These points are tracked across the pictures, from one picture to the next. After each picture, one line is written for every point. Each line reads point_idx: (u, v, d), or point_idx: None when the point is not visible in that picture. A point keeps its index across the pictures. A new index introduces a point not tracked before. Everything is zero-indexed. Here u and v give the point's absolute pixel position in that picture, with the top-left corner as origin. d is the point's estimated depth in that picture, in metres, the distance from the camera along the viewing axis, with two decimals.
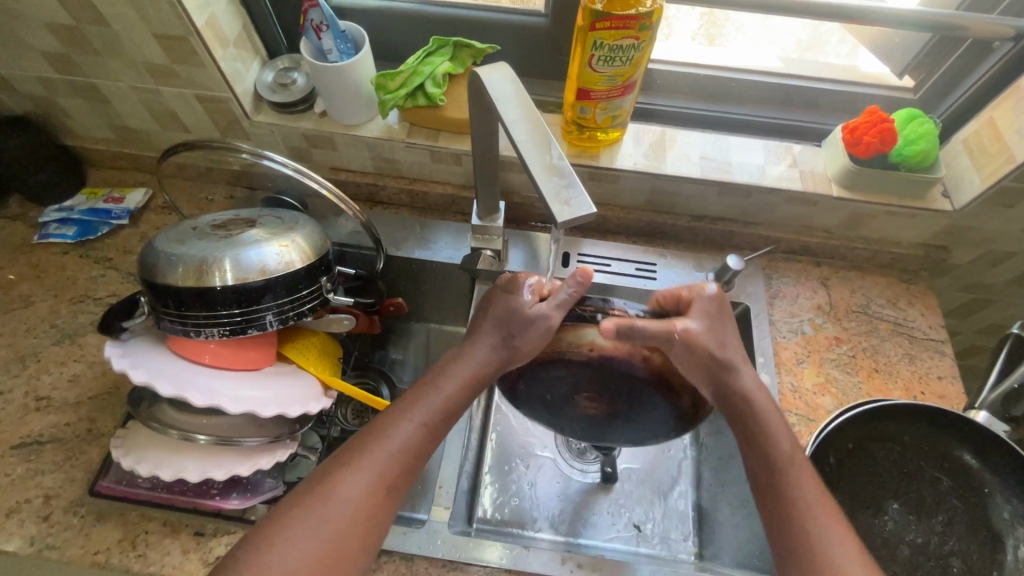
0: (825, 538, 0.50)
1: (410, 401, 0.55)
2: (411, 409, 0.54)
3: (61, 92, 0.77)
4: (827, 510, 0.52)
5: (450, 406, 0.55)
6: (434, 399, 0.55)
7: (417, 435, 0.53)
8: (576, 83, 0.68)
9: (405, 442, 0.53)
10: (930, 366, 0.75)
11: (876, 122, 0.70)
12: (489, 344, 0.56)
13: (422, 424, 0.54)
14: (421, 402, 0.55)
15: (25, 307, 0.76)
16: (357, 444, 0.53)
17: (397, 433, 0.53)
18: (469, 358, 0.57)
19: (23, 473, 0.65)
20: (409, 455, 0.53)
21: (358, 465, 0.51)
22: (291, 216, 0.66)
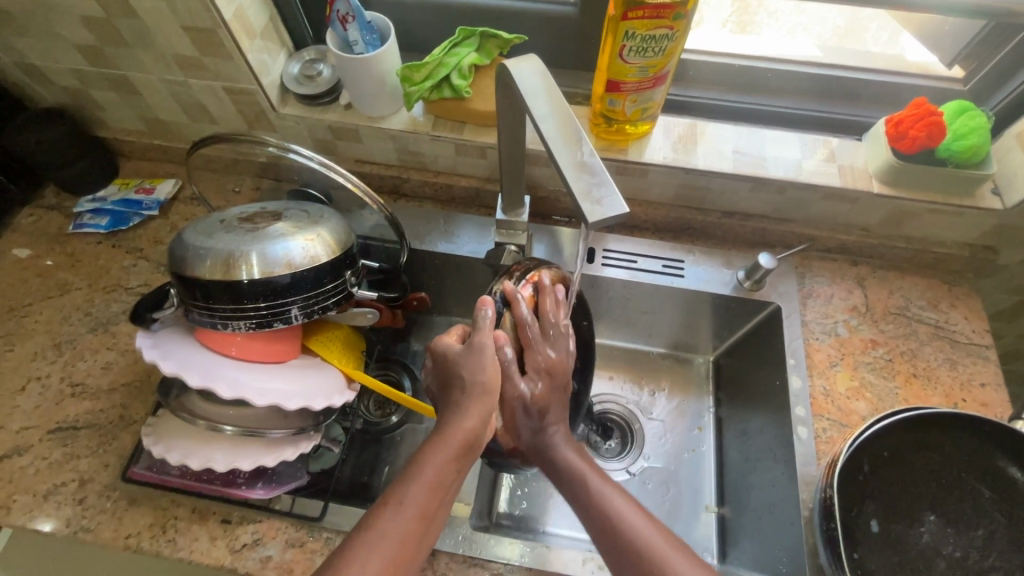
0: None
1: (397, 484, 0.48)
2: (392, 491, 0.48)
3: (94, 85, 0.78)
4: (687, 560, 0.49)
5: (442, 482, 0.49)
6: (426, 482, 0.48)
7: (416, 523, 0.47)
8: (605, 74, 0.66)
9: (403, 529, 0.46)
10: (973, 372, 0.71)
11: (924, 114, 0.66)
12: (456, 405, 0.52)
13: (420, 509, 0.47)
14: (407, 481, 0.49)
15: (62, 295, 0.79)
16: (349, 538, 0.46)
17: (384, 522, 0.46)
18: (452, 424, 0.51)
19: (59, 457, 0.67)
20: (410, 548, 0.46)
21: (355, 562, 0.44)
22: (316, 209, 0.66)
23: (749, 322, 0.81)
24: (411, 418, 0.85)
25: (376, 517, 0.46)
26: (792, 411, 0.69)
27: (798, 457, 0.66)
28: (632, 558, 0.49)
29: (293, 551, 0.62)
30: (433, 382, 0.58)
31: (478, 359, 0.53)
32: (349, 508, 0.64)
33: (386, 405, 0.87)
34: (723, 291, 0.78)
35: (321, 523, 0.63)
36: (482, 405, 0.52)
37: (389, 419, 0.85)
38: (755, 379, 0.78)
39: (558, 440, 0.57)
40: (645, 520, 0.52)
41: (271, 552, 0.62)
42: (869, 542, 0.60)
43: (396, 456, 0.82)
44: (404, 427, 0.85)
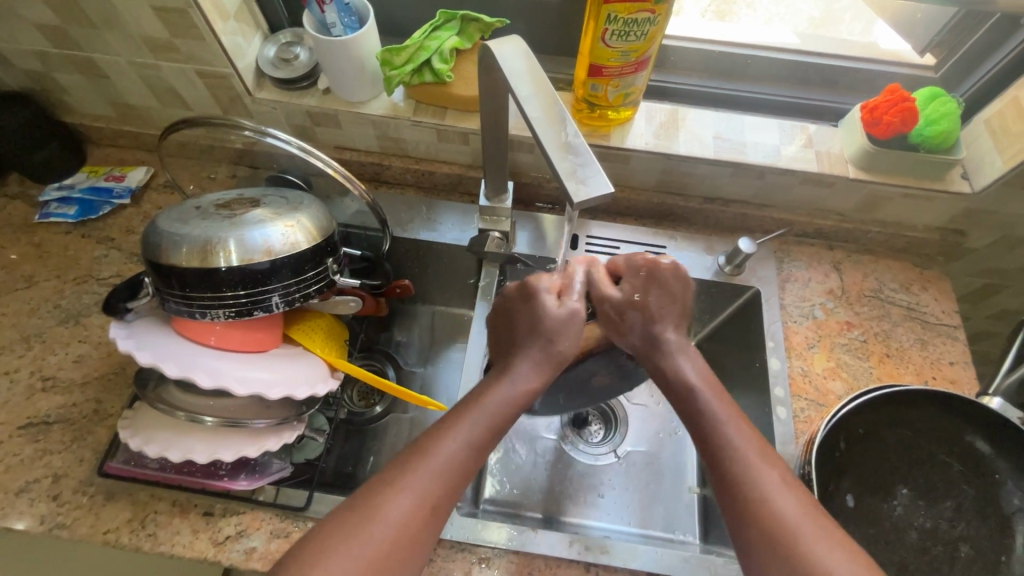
0: (776, 501, 0.48)
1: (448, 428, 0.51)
2: (455, 427, 0.51)
3: (59, 67, 0.74)
4: (774, 472, 0.50)
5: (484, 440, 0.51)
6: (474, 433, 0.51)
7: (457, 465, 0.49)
8: (588, 59, 0.66)
9: (457, 462, 0.49)
10: (943, 351, 0.74)
11: (897, 100, 0.68)
12: (526, 360, 0.55)
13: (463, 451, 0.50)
14: (464, 421, 0.51)
15: (29, 287, 0.76)
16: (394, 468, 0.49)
17: (442, 451, 0.49)
18: (513, 381, 0.54)
19: (31, 453, 0.65)
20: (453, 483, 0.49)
21: (398, 492, 0.47)
22: (295, 196, 0.64)
23: (731, 308, 0.81)
24: (396, 407, 0.85)
25: (434, 446, 0.50)
26: (771, 391, 0.70)
27: (777, 436, 0.67)
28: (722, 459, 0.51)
29: (277, 542, 0.61)
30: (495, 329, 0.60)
31: (573, 325, 0.56)
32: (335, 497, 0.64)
33: (369, 396, 0.86)
34: (704, 275, 0.79)
35: (305, 513, 0.62)
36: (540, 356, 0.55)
37: (373, 409, 0.85)
38: (736, 362, 0.79)
39: (680, 362, 0.57)
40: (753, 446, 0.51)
41: (255, 543, 0.61)
42: (845, 515, 0.62)
43: (381, 445, 0.82)
44: (388, 418, 0.84)
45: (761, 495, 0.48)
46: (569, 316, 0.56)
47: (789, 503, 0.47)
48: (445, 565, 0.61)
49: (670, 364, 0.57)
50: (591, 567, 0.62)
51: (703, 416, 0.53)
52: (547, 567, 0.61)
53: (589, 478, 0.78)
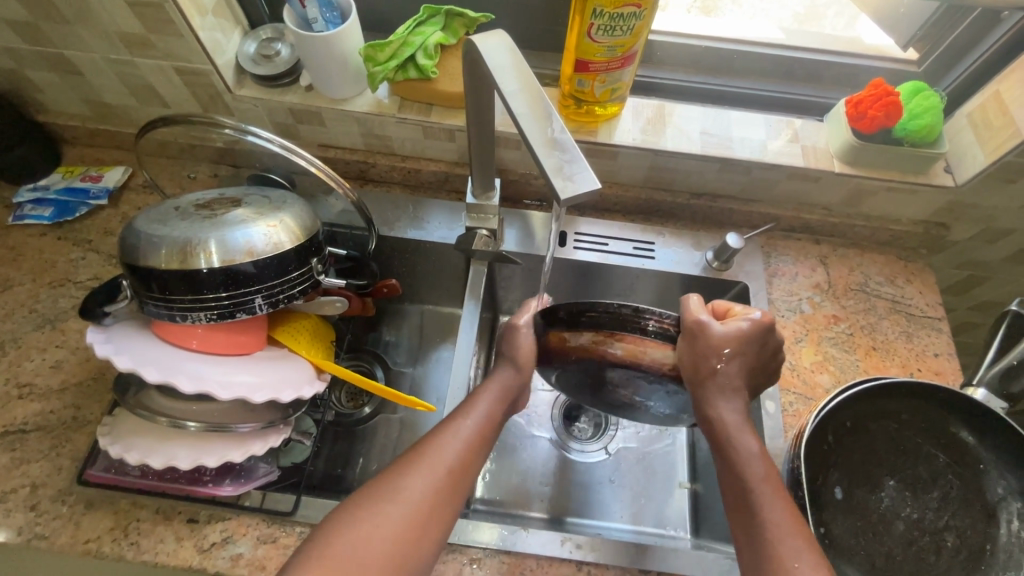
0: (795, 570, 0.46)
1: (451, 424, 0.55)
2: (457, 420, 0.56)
3: (31, 65, 0.72)
4: (803, 539, 0.48)
5: (480, 436, 0.55)
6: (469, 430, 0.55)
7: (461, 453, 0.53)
8: (574, 54, 0.65)
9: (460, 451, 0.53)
10: (928, 343, 0.75)
11: (882, 95, 0.68)
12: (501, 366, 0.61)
13: (467, 443, 0.54)
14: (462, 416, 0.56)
15: (4, 292, 0.74)
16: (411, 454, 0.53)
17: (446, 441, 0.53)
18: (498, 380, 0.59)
19: (7, 463, 0.63)
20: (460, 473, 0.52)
21: (416, 475, 0.51)
22: (278, 195, 0.63)
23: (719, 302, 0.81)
24: (385, 408, 0.84)
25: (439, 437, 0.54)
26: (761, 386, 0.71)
27: (767, 431, 0.68)
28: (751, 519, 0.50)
29: (265, 548, 0.60)
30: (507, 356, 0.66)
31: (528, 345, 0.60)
32: (323, 501, 0.62)
33: (358, 396, 0.85)
34: (692, 271, 0.79)
35: (293, 518, 0.61)
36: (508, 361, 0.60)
37: (362, 410, 0.83)
38: None
39: (732, 419, 0.54)
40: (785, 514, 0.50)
41: (242, 550, 0.60)
42: (835, 508, 0.62)
43: (370, 447, 0.81)
44: (377, 418, 0.83)
45: (787, 563, 0.47)
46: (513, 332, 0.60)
47: (804, 571, 0.46)
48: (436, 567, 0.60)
49: (718, 416, 0.53)
50: (583, 565, 0.61)
51: (743, 481, 0.52)
52: (539, 566, 0.61)
53: (579, 475, 0.78)
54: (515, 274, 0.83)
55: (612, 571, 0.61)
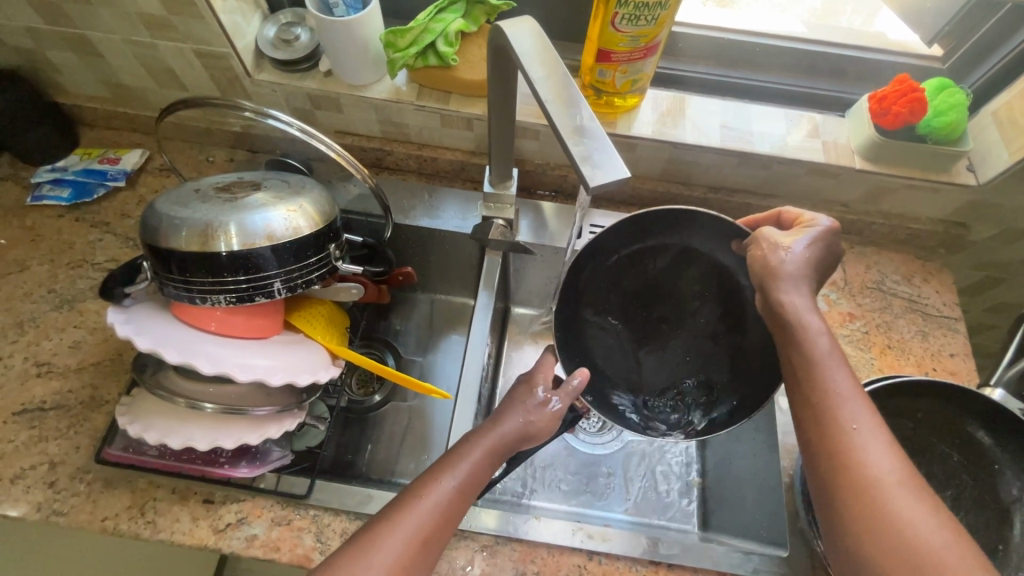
0: (857, 434, 0.46)
1: (451, 454, 0.52)
2: (452, 468, 0.51)
3: (51, 45, 0.72)
4: (871, 414, 0.47)
5: (481, 471, 0.52)
6: (490, 439, 0.54)
7: (484, 458, 0.52)
8: (596, 43, 0.65)
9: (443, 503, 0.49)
10: (943, 343, 0.74)
11: (907, 90, 0.67)
12: (518, 408, 0.56)
13: (461, 486, 0.50)
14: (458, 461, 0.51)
15: (21, 272, 0.74)
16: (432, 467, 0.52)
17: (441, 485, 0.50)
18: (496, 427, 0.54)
19: (26, 440, 0.64)
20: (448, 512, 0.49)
21: (438, 479, 0.50)
22: (297, 179, 0.63)
23: None
24: (395, 396, 0.85)
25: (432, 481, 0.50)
26: None
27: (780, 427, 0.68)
28: (857, 499, 0.44)
29: (279, 530, 0.61)
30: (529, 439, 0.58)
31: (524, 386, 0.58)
32: (336, 485, 0.63)
33: (368, 383, 0.86)
34: None
35: (307, 501, 0.62)
36: (521, 416, 0.55)
37: (372, 397, 0.84)
38: None
39: (802, 304, 0.51)
40: (892, 450, 0.45)
41: (257, 531, 0.61)
42: None
43: (380, 433, 0.82)
44: (387, 406, 0.84)
45: (846, 427, 0.46)
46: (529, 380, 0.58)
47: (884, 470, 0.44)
48: (448, 552, 0.61)
49: (789, 302, 0.51)
50: (594, 556, 0.62)
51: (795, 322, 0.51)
52: (551, 556, 0.61)
53: (586, 467, 0.78)
54: (528, 266, 0.83)
55: (622, 562, 0.61)
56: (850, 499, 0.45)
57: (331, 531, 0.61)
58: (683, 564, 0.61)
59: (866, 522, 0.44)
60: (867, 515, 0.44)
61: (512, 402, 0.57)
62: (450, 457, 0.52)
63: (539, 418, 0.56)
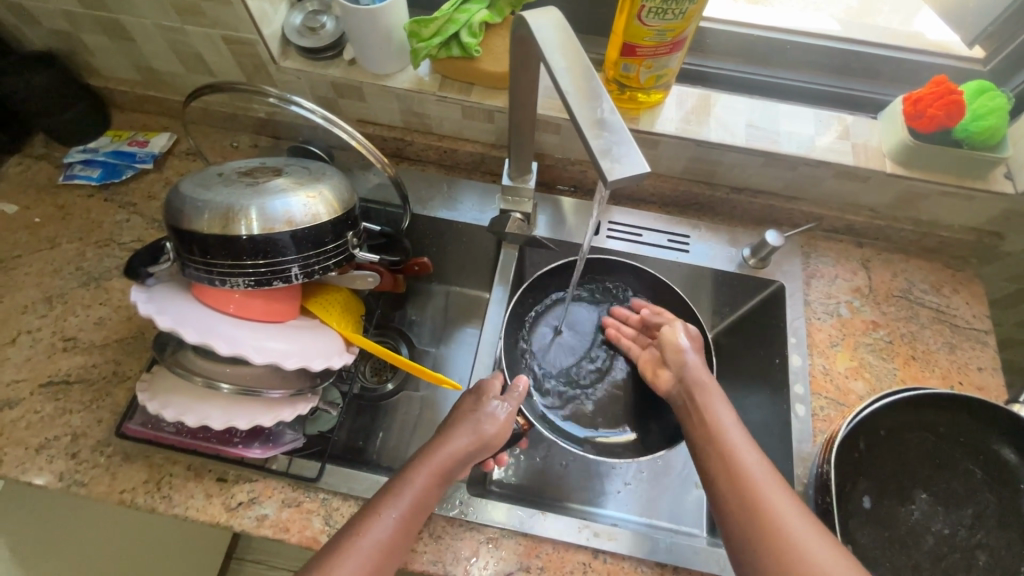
0: (751, 467, 0.50)
1: (389, 486, 0.52)
2: (391, 501, 0.51)
3: (85, 29, 0.74)
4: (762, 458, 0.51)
5: (425, 497, 0.52)
6: (434, 460, 0.54)
7: (430, 477, 0.53)
8: (621, 37, 0.64)
9: (385, 540, 0.49)
10: (971, 356, 0.72)
11: (944, 93, 0.64)
12: (465, 422, 0.58)
13: (404, 516, 0.50)
14: (399, 493, 0.51)
15: (51, 249, 0.76)
16: (374, 499, 0.51)
17: (381, 520, 0.49)
18: (438, 449, 0.55)
19: (51, 411, 0.66)
20: (390, 546, 0.49)
21: (379, 514, 0.50)
22: (318, 167, 0.64)
23: (750, 302, 0.80)
24: (407, 385, 0.86)
25: (373, 517, 0.49)
26: (790, 388, 0.69)
27: (795, 434, 0.66)
28: (748, 518, 0.47)
29: (289, 511, 0.62)
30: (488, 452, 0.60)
31: (476, 399, 0.60)
32: (345, 470, 0.64)
33: (381, 372, 0.87)
34: (727, 267, 0.77)
35: (317, 484, 0.63)
36: (473, 430, 0.57)
37: (385, 385, 0.85)
38: (753, 355, 0.78)
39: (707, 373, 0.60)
40: (775, 473, 0.50)
41: (267, 511, 0.62)
42: (862, 517, 0.60)
43: (390, 422, 0.83)
44: (399, 395, 0.85)
45: (742, 461, 0.51)
46: (481, 394, 0.61)
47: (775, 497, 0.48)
48: (453, 542, 0.61)
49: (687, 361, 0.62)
50: (599, 554, 0.61)
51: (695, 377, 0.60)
52: (556, 551, 0.61)
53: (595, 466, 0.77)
54: (545, 261, 0.82)
55: (627, 562, 0.61)
56: (746, 519, 0.47)
57: (340, 515, 0.62)
58: (690, 568, 0.61)
59: (763, 543, 0.46)
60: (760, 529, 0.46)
61: (463, 417, 0.58)
62: (389, 491, 0.51)
63: (492, 430, 0.58)
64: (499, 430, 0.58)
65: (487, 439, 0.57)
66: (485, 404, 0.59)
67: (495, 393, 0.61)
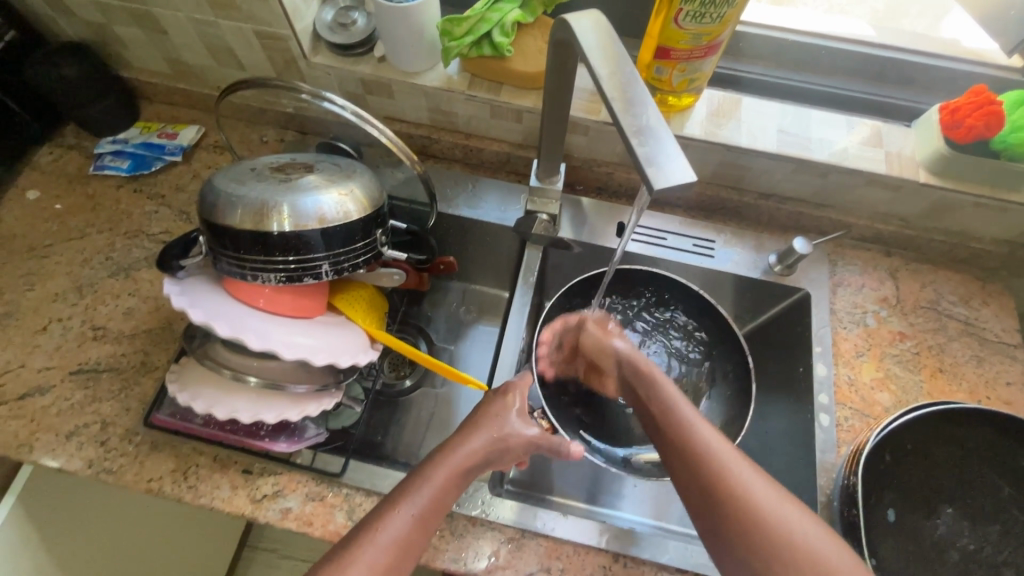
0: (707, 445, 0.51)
1: (403, 484, 0.51)
2: (406, 499, 0.50)
3: (119, 21, 0.74)
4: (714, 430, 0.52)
5: (442, 496, 0.51)
6: (454, 461, 0.53)
7: (449, 477, 0.52)
8: (656, 39, 0.63)
9: (399, 536, 0.48)
10: (999, 370, 0.71)
11: (984, 102, 0.63)
12: (486, 426, 0.57)
13: (421, 514, 0.49)
14: (414, 490, 0.50)
15: (81, 239, 0.77)
16: (392, 494, 0.51)
17: (397, 515, 0.48)
18: (457, 450, 0.54)
19: (81, 399, 0.67)
20: (405, 544, 0.48)
21: (398, 509, 0.49)
22: (348, 163, 0.64)
23: (774, 307, 0.79)
24: (426, 381, 0.86)
25: (389, 512, 0.49)
26: (815, 398, 0.69)
27: (818, 443, 0.66)
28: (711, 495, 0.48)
29: (313, 504, 0.62)
30: (505, 463, 0.59)
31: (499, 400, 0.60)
32: (369, 466, 0.64)
33: (400, 367, 0.87)
34: (752, 274, 0.77)
35: (341, 480, 0.64)
36: (493, 435, 0.56)
37: (404, 381, 0.86)
38: (775, 363, 0.77)
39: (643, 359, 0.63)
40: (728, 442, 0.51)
41: (291, 504, 0.62)
42: (886, 529, 0.60)
43: (408, 418, 0.83)
44: (417, 391, 0.86)
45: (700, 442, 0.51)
46: (502, 395, 0.61)
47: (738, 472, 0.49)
48: (474, 540, 0.62)
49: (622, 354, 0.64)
50: (620, 557, 0.61)
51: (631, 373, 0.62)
52: (577, 553, 0.62)
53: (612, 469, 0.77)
54: (567, 262, 0.82)
55: (647, 566, 0.61)
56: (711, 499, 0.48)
57: (362, 511, 0.63)
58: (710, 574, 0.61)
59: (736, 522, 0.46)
60: (710, 482, 0.48)
61: (486, 418, 0.58)
62: (404, 489, 0.51)
63: (514, 439, 0.57)
64: (517, 442, 0.58)
65: (507, 445, 0.57)
66: (508, 407, 0.60)
67: (520, 401, 0.61)
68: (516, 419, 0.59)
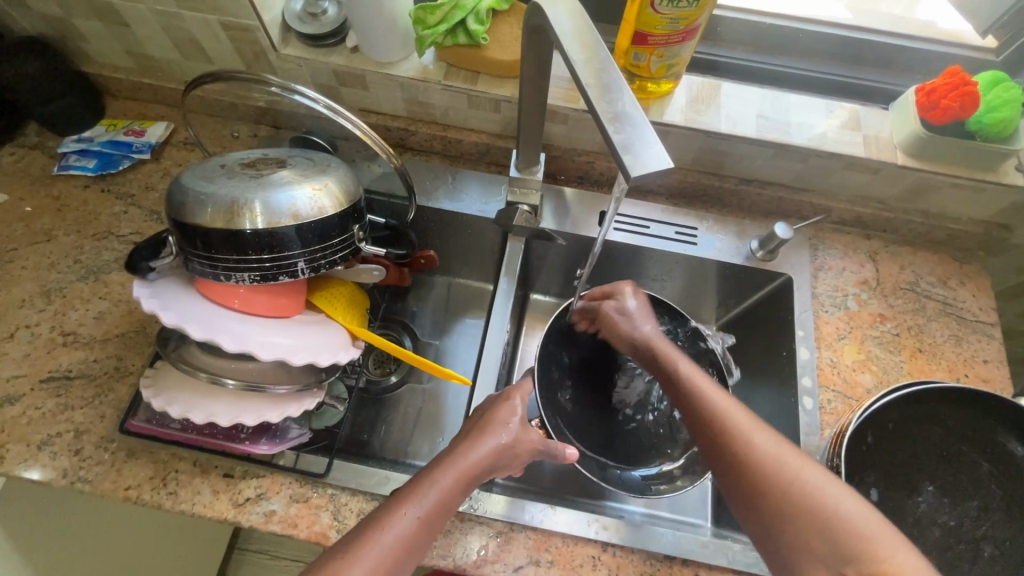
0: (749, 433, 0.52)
1: (411, 482, 0.51)
2: (413, 498, 0.50)
3: (78, 13, 0.71)
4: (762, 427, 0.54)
5: (449, 498, 0.51)
6: (461, 465, 0.53)
7: (457, 481, 0.52)
8: (633, 25, 0.62)
9: (404, 536, 0.48)
10: (976, 349, 0.72)
11: (958, 84, 0.63)
12: (492, 431, 0.56)
13: (427, 514, 0.49)
14: (421, 491, 0.50)
15: (47, 242, 0.75)
16: (398, 494, 0.51)
17: (402, 513, 0.49)
18: (464, 455, 0.54)
19: (53, 408, 0.65)
20: (410, 544, 0.48)
21: (404, 508, 0.49)
22: (322, 157, 0.62)
23: (758, 293, 0.80)
24: (412, 377, 0.85)
25: (394, 509, 0.49)
26: (798, 381, 0.69)
27: (802, 426, 0.67)
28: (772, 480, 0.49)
29: (297, 506, 0.61)
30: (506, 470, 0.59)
31: (504, 406, 0.59)
32: (354, 465, 0.63)
33: (385, 364, 0.86)
34: (734, 260, 0.77)
35: (325, 480, 0.62)
36: (499, 441, 0.56)
37: (389, 378, 0.85)
38: (759, 349, 0.77)
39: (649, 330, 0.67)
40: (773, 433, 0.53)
41: (275, 507, 0.61)
42: None
43: (394, 414, 0.82)
44: (403, 388, 0.84)
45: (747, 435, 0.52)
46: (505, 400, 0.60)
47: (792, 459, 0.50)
48: (462, 537, 0.61)
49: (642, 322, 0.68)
50: (608, 547, 0.61)
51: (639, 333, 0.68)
52: (566, 545, 0.61)
53: None
54: (551, 252, 0.82)
55: (636, 555, 0.61)
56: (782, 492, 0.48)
57: (348, 511, 0.62)
58: (699, 560, 0.61)
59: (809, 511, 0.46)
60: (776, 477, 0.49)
61: (491, 422, 0.57)
62: (409, 489, 0.51)
63: (520, 444, 0.57)
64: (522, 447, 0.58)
65: (512, 450, 0.57)
66: (512, 412, 0.59)
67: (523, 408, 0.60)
68: (518, 424, 0.58)
